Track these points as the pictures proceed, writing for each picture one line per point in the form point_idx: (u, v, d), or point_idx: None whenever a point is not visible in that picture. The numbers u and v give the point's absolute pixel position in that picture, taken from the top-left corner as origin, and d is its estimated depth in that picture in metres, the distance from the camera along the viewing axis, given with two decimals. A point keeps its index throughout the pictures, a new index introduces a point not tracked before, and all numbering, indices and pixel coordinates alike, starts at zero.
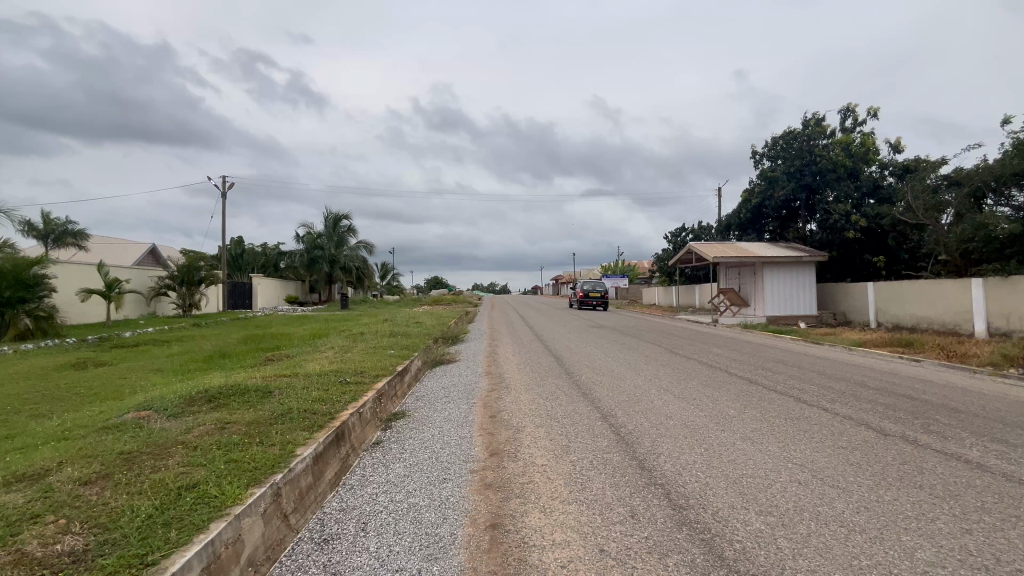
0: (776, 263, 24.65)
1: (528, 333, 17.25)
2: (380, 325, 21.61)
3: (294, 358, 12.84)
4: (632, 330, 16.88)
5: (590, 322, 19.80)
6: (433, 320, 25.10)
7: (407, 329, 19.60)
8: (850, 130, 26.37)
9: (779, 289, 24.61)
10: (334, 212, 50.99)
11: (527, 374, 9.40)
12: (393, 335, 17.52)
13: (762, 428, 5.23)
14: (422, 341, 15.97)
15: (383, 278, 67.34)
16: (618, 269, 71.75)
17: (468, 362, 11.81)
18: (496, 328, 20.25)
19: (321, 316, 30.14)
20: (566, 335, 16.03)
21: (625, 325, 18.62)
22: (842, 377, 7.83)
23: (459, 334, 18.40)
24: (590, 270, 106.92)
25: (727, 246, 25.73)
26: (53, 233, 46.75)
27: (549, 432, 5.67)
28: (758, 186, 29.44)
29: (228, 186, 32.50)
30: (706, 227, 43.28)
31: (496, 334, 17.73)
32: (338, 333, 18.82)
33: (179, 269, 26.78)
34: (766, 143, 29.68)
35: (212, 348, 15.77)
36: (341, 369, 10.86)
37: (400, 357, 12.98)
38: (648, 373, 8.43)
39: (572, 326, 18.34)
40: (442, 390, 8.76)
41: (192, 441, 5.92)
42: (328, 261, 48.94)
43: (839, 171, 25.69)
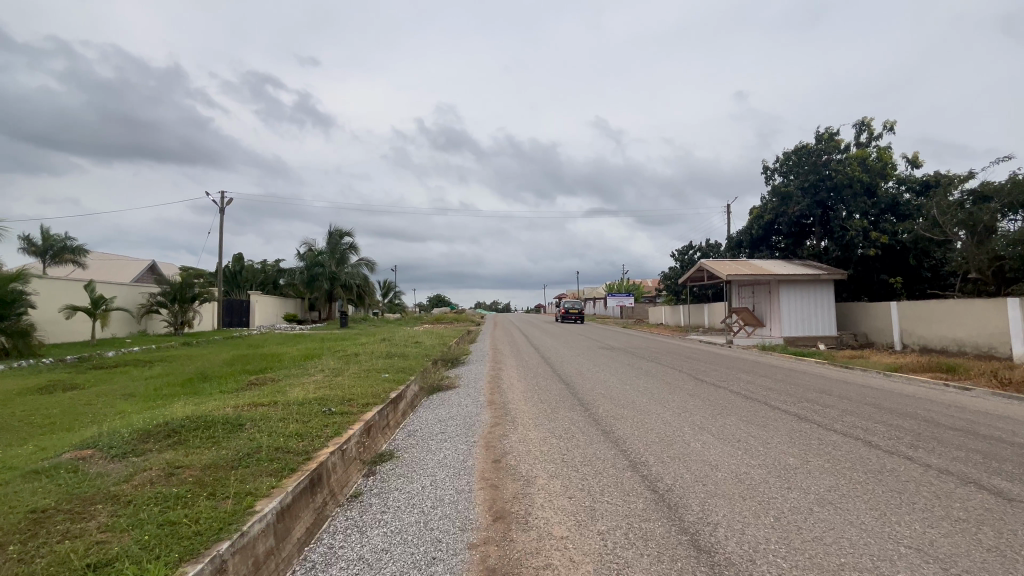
0: (792, 281, 23.56)
1: (534, 354, 16.11)
2: (377, 345, 20.54)
3: (279, 383, 11.73)
4: (646, 352, 15.72)
5: (599, 342, 18.63)
6: (434, 339, 24.01)
7: (405, 350, 18.52)
8: (865, 144, 25.58)
9: (796, 308, 23.46)
10: (336, 229, 50.43)
11: (535, 405, 8.28)
12: (390, 357, 16.41)
13: (840, 486, 4.10)
14: (419, 364, 14.83)
15: (384, 296, 66.42)
16: (623, 287, 70.68)
17: (469, 389, 10.66)
18: (500, 349, 19.13)
19: (318, 335, 29.11)
20: (574, 358, 14.88)
21: (637, 346, 17.51)
22: (904, 413, 6.71)
23: (460, 355, 17.28)
24: (594, 289, 105.87)
25: (740, 263, 24.70)
26: (52, 249, 46.32)
27: (567, 487, 4.55)
28: (770, 202, 28.56)
29: (226, 201, 31.87)
30: (715, 245, 42.38)
31: (499, 356, 16.58)
32: (332, 354, 17.73)
33: (172, 285, 25.94)
34: (777, 158, 28.89)
35: (195, 370, 14.74)
36: (327, 397, 9.74)
37: (395, 382, 11.87)
38: (676, 407, 7.28)
39: (580, 348, 17.17)
40: (438, 424, 7.61)
41: (127, 493, 4.83)
42: (329, 278, 48.10)
43: (855, 187, 24.81)
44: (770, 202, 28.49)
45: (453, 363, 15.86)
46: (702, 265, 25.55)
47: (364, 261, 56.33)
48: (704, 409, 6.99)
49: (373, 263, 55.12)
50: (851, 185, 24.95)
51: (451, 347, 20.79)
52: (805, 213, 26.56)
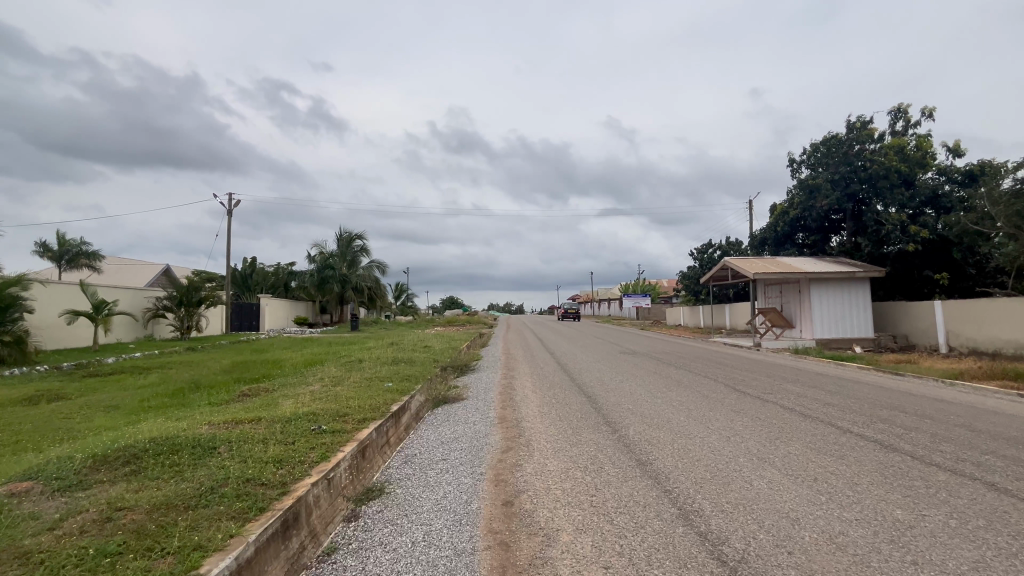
0: (824, 280, 22.05)
1: (549, 360, 14.96)
2: (384, 350, 19.58)
3: (272, 394, 10.78)
4: (671, 357, 14.46)
5: (619, 345, 17.40)
6: (444, 343, 23.05)
7: (413, 355, 17.51)
8: (902, 132, 23.98)
9: (829, 308, 21.95)
10: (346, 231, 49.98)
11: (552, 423, 7.17)
12: (395, 363, 15.42)
13: (992, 563, 2.92)
14: (425, 371, 13.80)
15: (396, 298, 65.93)
16: (638, 288, 69.08)
17: (477, 401, 9.60)
18: (513, 354, 18.04)
19: (326, 339, 28.37)
20: (593, 364, 13.69)
21: (660, 349, 16.28)
22: (1008, 437, 5.48)
23: (470, 360, 16.23)
24: (608, 290, 104.17)
25: (767, 261, 23.26)
26: (68, 253, 46.50)
27: (601, 550, 3.44)
28: (797, 197, 27.00)
29: (234, 203, 31.40)
30: (735, 243, 40.90)
31: (512, 363, 15.48)
32: (335, 360, 16.76)
33: (178, 289, 25.43)
34: (804, 150, 27.34)
35: (190, 378, 13.91)
36: (320, 411, 8.74)
37: (397, 393, 10.87)
38: (721, 428, 6.11)
39: (597, 352, 15.99)
40: (441, 446, 6.55)
41: (44, 550, 3.84)
42: (340, 280, 47.60)
43: (892, 178, 23.19)
44: (796, 196, 26.88)
45: (463, 370, 14.82)
46: (725, 263, 24.15)
47: (375, 264, 55.78)
48: (758, 432, 5.80)
49: (384, 265, 54.47)
50: (887, 177, 23.35)
51: (460, 352, 19.74)
52: (836, 207, 24.96)
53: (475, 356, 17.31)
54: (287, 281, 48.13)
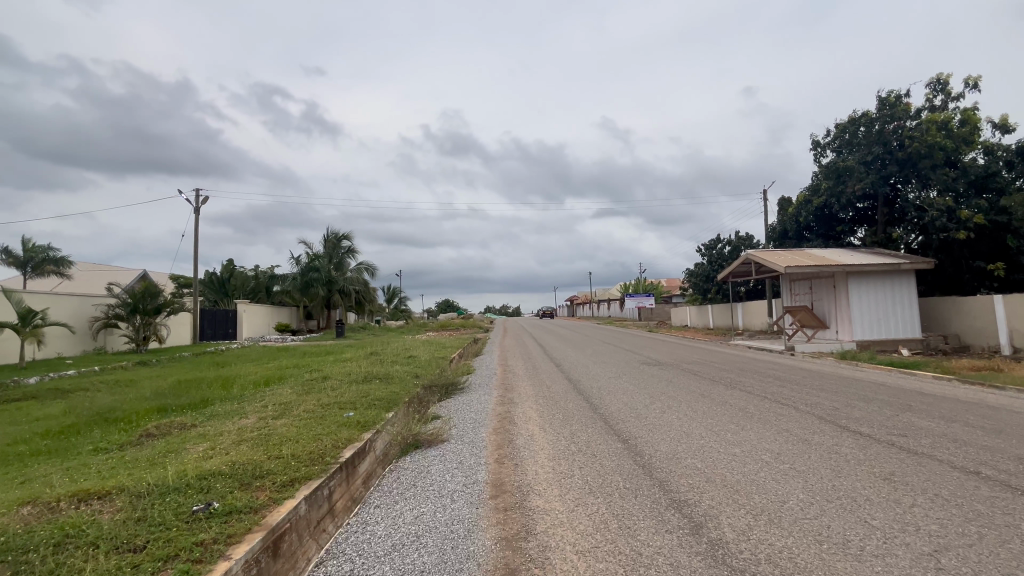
0: (863, 273, 19.38)
1: (555, 375, 12.13)
2: (359, 363, 16.75)
3: (185, 433, 7.90)
4: (706, 368, 11.60)
5: (638, 353, 14.68)
6: (432, 352, 20.24)
7: (392, 369, 14.64)
8: (942, 106, 21.33)
9: (869, 306, 19.25)
10: (333, 231, 47.27)
11: (580, 500, 4.33)
12: (366, 382, 12.52)
13: None
14: (399, 393, 10.93)
15: (388, 302, 63.15)
16: (640, 287, 66.39)
17: (461, 442, 6.74)
18: (511, 366, 15.18)
19: (303, 349, 25.51)
20: (612, 380, 10.81)
21: (686, 357, 13.54)
22: None
23: (458, 375, 13.37)
24: (607, 291, 101.50)
25: (796, 253, 20.53)
26: (34, 260, 43.26)
27: None
28: (822, 182, 24.22)
29: (202, 199, 28.55)
30: (746, 237, 38.41)
31: (510, 379, 12.55)
32: (297, 377, 13.91)
33: (130, 295, 22.61)
34: (828, 132, 24.63)
35: (105, 405, 11.07)
36: (226, 466, 5.90)
37: (354, 430, 8.06)
38: (904, 530, 3.29)
39: (613, 363, 13.13)
40: (388, 558, 3.66)
41: None
42: (325, 283, 44.78)
43: (935, 158, 20.49)
44: (823, 181, 24.04)
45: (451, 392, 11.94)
46: (748, 256, 21.42)
47: (364, 266, 52.94)
48: (999, 554, 2.95)
49: (374, 267, 51.69)
50: (929, 156, 20.65)
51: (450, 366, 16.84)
52: (869, 192, 22.16)
53: (465, 371, 14.41)
54: (270, 286, 45.12)
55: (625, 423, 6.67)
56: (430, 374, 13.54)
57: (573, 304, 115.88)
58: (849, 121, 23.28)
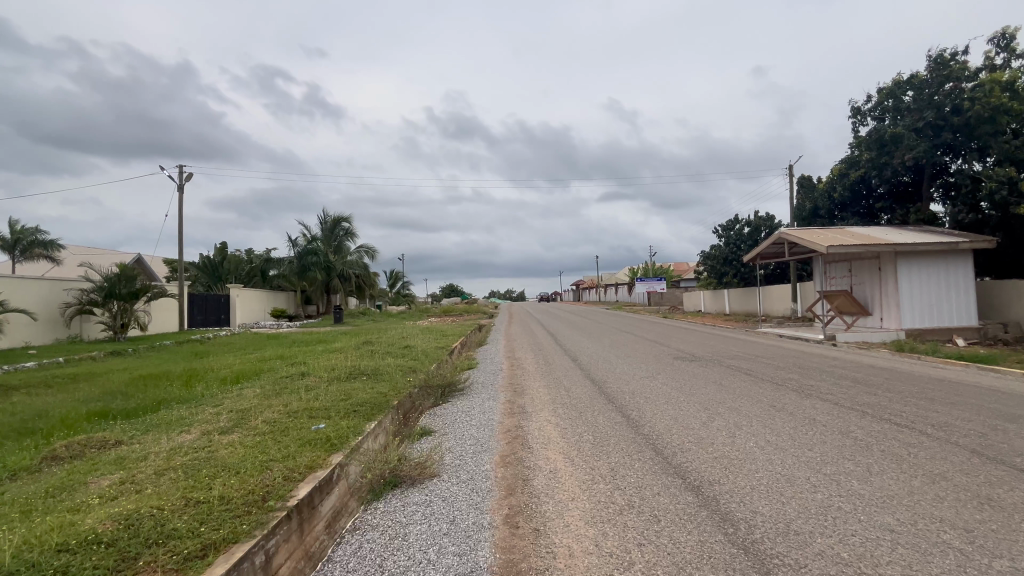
0: (914, 254, 17.24)
1: (573, 372, 10.16)
2: (346, 355, 14.88)
3: (98, 458, 6.05)
4: (755, 364, 9.60)
5: (666, 346, 12.72)
6: (431, 342, 18.41)
7: (382, 364, 12.73)
8: (1006, 65, 18.91)
9: (920, 290, 17.15)
10: (331, 213, 45.54)
11: None
12: (348, 381, 10.63)
13: None
14: (385, 397, 9.04)
15: (391, 286, 61.49)
16: (650, 271, 64.23)
17: (456, 481, 4.80)
18: (519, 359, 13.25)
19: (294, 337, 23.79)
20: (644, 378, 8.83)
21: (724, 351, 11.57)
22: None
23: (456, 371, 11.45)
24: (615, 275, 99.31)
25: (835, 232, 18.36)
26: (21, 242, 41.64)
27: None
28: (863, 153, 21.87)
29: (185, 176, 26.58)
30: (767, 217, 36.16)
31: (518, 376, 10.57)
32: (273, 373, 12.03)
33: (106, 279, 20.92)
34: (869, 97, 22.24)
35: (37, 407, 9.32)
36: (113, 524, 4.05)
37: (320, 451, 6.20)
38: None
39: (640, 357, 11.14)
40: None
41: None
42: (323, 267, 43.04)
43: (999, 123, 18.16)
44: (864, 151, 21.71)
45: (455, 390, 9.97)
46: (781, 235, 19.27)
47: (364, 249, 51.14)
48: None
49: (374, 250, 49.86)
50: (991, 122, 18.31)
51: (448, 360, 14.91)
52: (919, 163, 19.84)
53: (465, 367, 12.46)
54: (266, 270, 43.37)
55: (688, 455, 4.71)
56: (424, 371, 11.62)
57: (579, 289, 113.96)
58: (897, 84, 20.83)
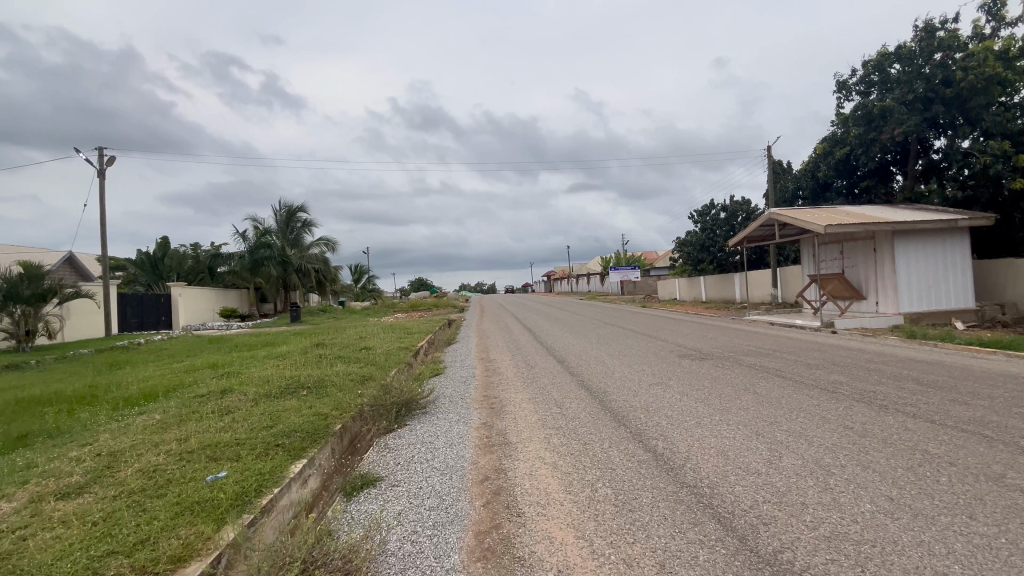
0: (912, 233, 16.16)
1: (562, 377, 8.26)
2: (289, 361, 12.61)
3: None
4: (777, 361, 7.99)
5: (664, 341, 10.99)
6: (393, 341, 16.31)
7: (328, 373, 10.54)
8: (997, 34, 18.05)
9: (918, 272, 16.14)
10: (286, 204, 42.51)
11: None
12: (280, 399, 8.44)
13: None
14: (321, 424, 6.92)
15: (355, 281, 58.42)
16: (623, 259, 63.34)
17: None
18: (494, 360, 11.29)
19: (239, 340, 21.16)
20: (652, 385, 7.01)
21: (731, 345, 10.01)
22: None
23: (416, 382, 9.37)
24: (586, 266, 98.57)
25: (829, 211, 17.16)
26: None
27: None
28: (850, 128, 20.80)
29: (106, 160, 23.30)
30: (743, 201, 35.40)
31: (493, 384, 8.57)
32: (190, 388, 9.69)
33: (5, 280, 17.76)
34: (855, 69, 21.14)
35: None
36: None
37: (202, 524, 4.13)
38: None
39: (637, 357, 9.36)
40: None
41: None
42: (279, 262, 39.87)
43: (993, 94, 17.32)
44: (850, 128, 20.66)
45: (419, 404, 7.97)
46: (772, 215, 17.94)
47: (324, 242, 48.01)
48: None
49: (335, 243, 46.88)
50: (984, 94, 17.46)
51: (409, 367, 12.73)
52: (909, 138, 18.90)
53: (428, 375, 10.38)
54: (214, 266, 39.81)
55: (782, 538, 2.89)
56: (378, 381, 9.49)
57: (550, 280, 112.73)
58: (883, 55, 19.76)
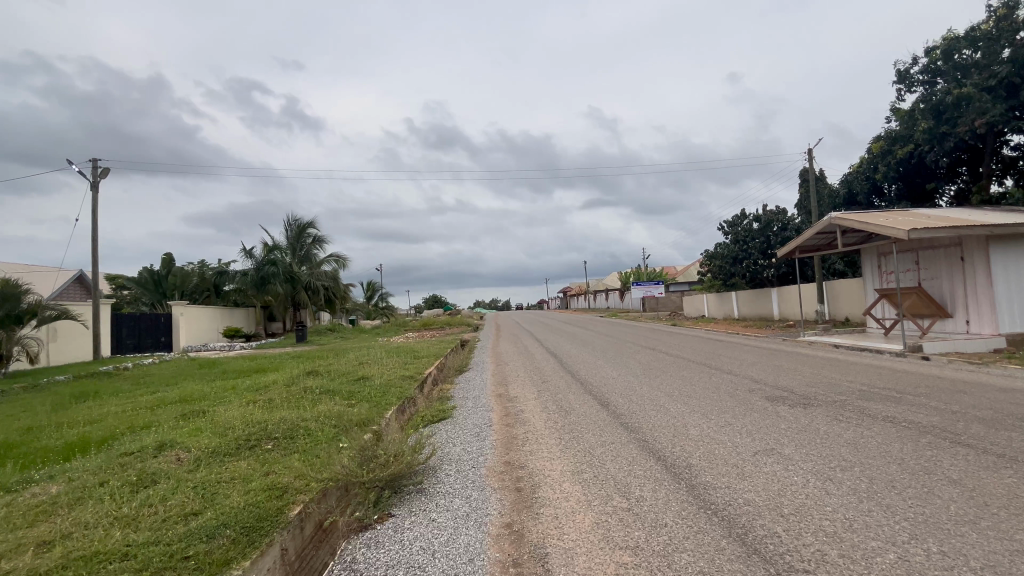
0: (1009, 237, 13.55)
1: (615, 434, 5.81)
2: (267, 397, 10.46)
3: None
4: (924, 413, 5.55)
5: (734, 377, 8.48)
6: (397, 369, 14.18)
7: (305, 417, 8.31)
8: None
9: (1018, 284, 13.48)
10: (296, 219, 41.39)
11: None
12: (231, 460, 6.26)
13: None
14: (265, 515, 4.64)
15: (367, 299, 56.78)
16: (644, 275, 60.76)
17: None
18: (514, 399, 8.86)
19: (232, 365, 19.21)
20: (764, 458, 4.52)
21: (825, 381, 7.65)
22: None
23: (408, 436, 6.99)
24: (604, 282, 95.97)
25: (903, 214, 14.68)
26: None
27: None
28: (916, 122, 18.45)
29: (99, 172, 22.06)
30: (777, 211, 32.96)
31: (517, 442, 6.11)
32: (130, 438, 7.55)
33: None
34: (920, 56, 18.87)
35: None
36: None
37: None
38: None
39: (710, 401, 6.87)
40: None
41: None
42: (287, 279, 38.42)
43: None
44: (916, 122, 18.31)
45: (413, 470, 5.49)
46: (834, 220, 15.51)
47: (335, 259, 46.65)
48: None
49: (345, 259, 45.49)
50: None
51: (406, 407, 10.44)
52: (990, 130, 16.52)
53: (427, 425, 7.96)
54: (220, 284, 38.38)
55: None
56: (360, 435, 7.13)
57: (567, 296, 110.15)
58: (953, 39, 17.35)
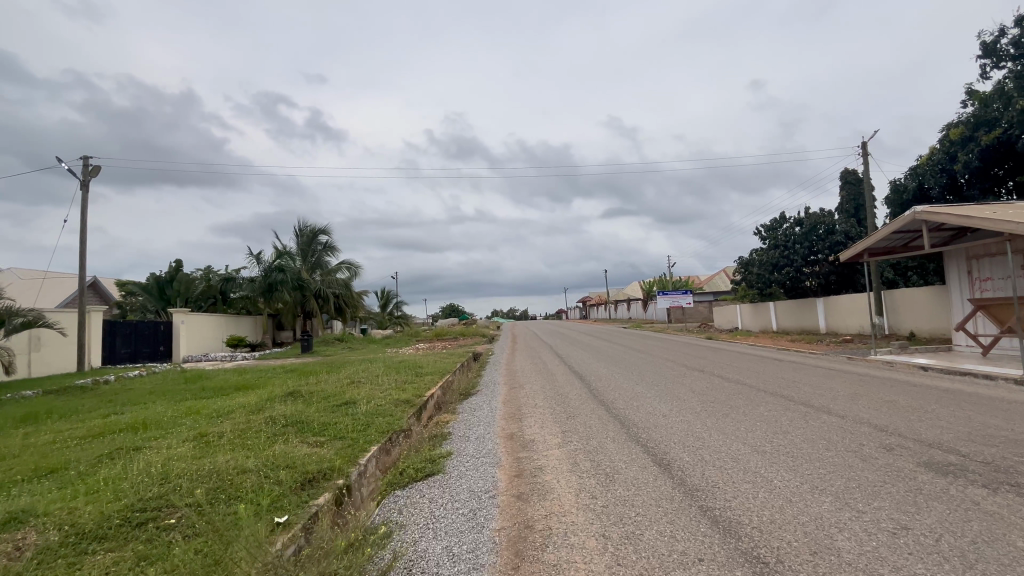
0: None
1: (702, 541, 3.38)
2: (220, 430, 8.32)
3: None
4: None
5: (842, 420, 5.98)
6: (392, 391, 11.96)
7: (246, 465, 6.13)
8: None
9: None
10: (307, 224, 40.06)
11: None
12: (86, 561, 4.03)
13: None
14: None
15: (381, 307, 55.08)
16: (670, 284, 57.76)
17: None
18: (530, 445, 6.45)
19: (218, 380, 17.24)
20: None
21: (993, 433, 5.14)
22: None
23: (370, 517, 4.70)
24: (625, 291, 92.83)
25: (1009, 207, 11.97)
26: None
27: None
28: (1006, 102, 15.80)
29: (89, 170, 20.78)
30: (821, 214, 30.05)
31: (533, 543, 3.75)
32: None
33: None
34: (1010, 27, 16.18)
35: None
36: None
37: None
38: None
39: (836, 469, 4.40)
40: None
41: None
42: (295, 286, 36.90)
43: None
44: (1007, 102, 15.63)
45: None
46: (920, 213, 12.88)
47: (347, 266, 45.16)
48: None
49: (357, 266, 43.96)
50: None
51: (393, 443, 8.16)
52: None
53: (407, 486, 5.63)
54: (226, 291, 36.98)
55: None
56: (302, 517, 4.84)
57: (586, 306, 107.45)
58: None
